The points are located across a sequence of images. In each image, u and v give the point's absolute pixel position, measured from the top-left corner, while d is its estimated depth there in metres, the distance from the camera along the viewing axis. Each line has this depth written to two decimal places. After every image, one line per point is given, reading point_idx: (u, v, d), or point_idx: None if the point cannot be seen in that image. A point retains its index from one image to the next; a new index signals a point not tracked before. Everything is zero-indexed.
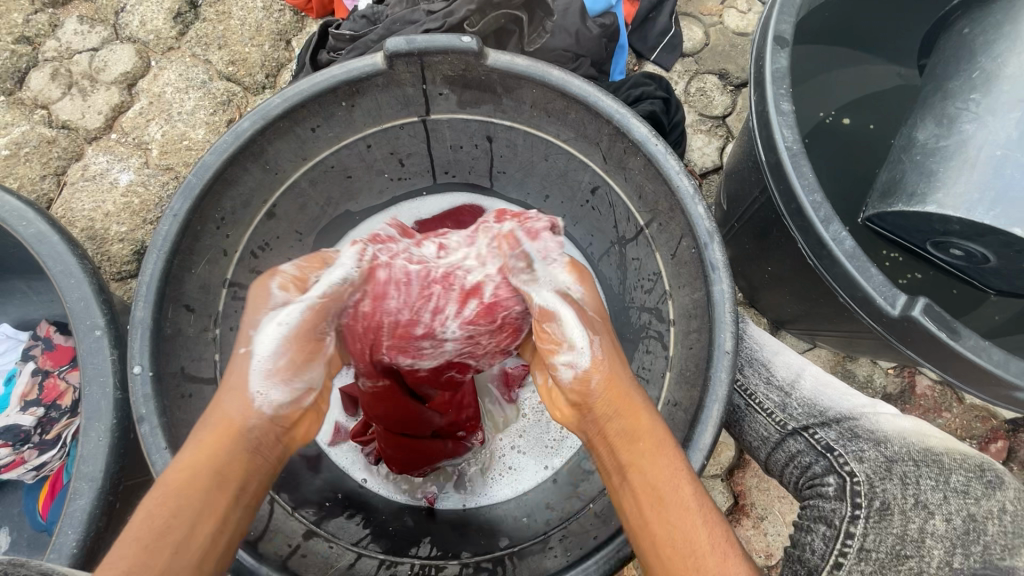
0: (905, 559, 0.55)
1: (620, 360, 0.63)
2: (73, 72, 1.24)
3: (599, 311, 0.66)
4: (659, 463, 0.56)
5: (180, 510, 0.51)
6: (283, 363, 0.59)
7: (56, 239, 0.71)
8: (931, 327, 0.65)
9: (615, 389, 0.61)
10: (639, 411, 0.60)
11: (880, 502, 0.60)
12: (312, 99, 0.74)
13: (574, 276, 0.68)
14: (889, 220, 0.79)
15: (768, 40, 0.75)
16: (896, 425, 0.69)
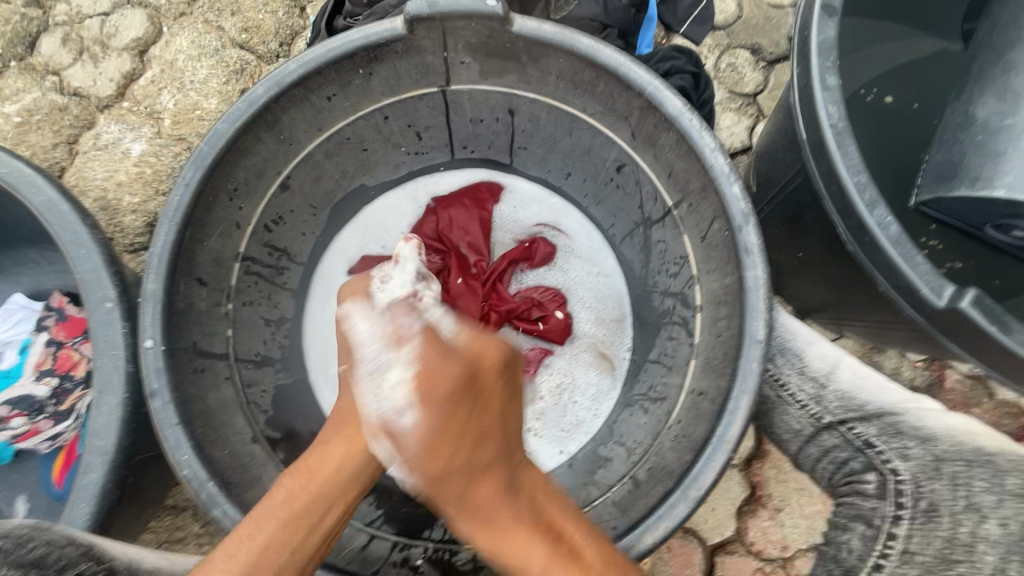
0: (955, 565, 0.50)
1: (468, 471, 0.57)
2: (84, 38, 1.21)
3: (440, 426, 0.56)
4: (523, 557, 0.56)
5: (314, 500, 0.58)
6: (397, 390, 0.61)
7: (66, 208, 0.69)
8: (981, 321, 0.61)
9: (465, 501, 0.58)
10: (488, 514, 0.57)
11: (926, 503, 0.56)
12: (329, 66, 0.71)
13: (410, 395, 0.56)
14: (948, 203, 0.74)
15: (815, 8, 0.69)
16: (943, 422, 0.64)
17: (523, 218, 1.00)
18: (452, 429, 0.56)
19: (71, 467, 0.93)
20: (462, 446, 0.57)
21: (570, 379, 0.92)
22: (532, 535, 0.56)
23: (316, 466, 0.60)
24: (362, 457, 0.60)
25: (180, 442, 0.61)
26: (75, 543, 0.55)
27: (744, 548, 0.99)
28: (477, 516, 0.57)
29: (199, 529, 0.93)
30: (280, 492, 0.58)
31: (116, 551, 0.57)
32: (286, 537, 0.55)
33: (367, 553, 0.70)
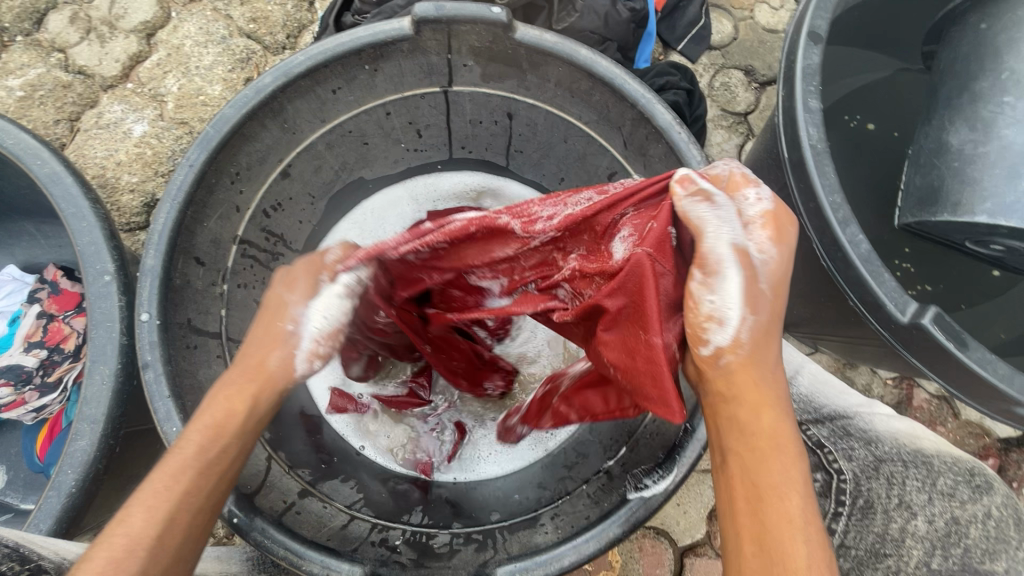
0: (884, 557, 0.57)
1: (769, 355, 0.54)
2: (92, 17, 1.23)
3: (779, 277, 0.54)
4: (774, 465, 0.49)
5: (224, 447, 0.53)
6: (328, 343, 0.60)
7: (69, 181, 0.71)
8: (939, 336, 0.64)
9: (744, 381, 0.53)
10: (760, 393, 0.53)
11: (864, 500, 0.61)
12: (335, 60, 0.73)
13: (768, 234, 0.54)
14: (930, 224, 0.78)
15: (801, 35, 0.73)
16: (888, 426, 0.72)
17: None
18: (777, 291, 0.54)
19: (54, 439, 0.94)
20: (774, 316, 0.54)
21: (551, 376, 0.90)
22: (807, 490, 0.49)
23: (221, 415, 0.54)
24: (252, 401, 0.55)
25: (170, 414, 0.62)
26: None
27: (713, 550, 1.02)
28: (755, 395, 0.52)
29: None
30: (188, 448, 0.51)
31: (44, 551, 0.54)
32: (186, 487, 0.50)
33: (347, 531, 0.69)
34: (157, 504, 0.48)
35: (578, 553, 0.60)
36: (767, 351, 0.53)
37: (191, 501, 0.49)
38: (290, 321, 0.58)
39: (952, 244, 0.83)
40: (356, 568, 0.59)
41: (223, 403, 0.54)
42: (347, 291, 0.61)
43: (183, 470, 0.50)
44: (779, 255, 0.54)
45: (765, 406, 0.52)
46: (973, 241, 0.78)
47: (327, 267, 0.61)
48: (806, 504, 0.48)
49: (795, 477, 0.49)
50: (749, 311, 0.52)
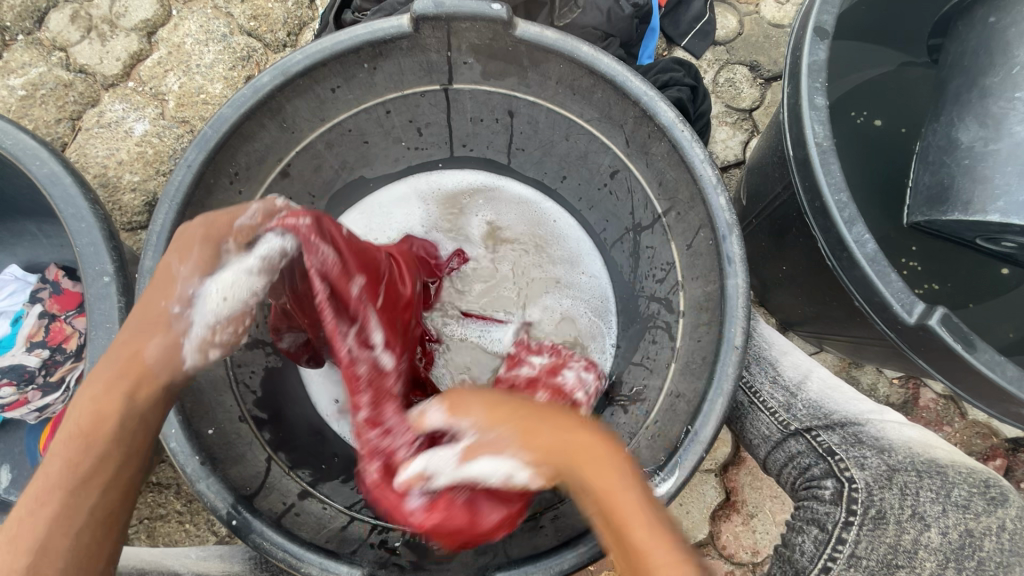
0: (896, 569, 0.57)
1: (549, 429, 0.58)
2: (93, 16, 1.22)
3: (488, 404, 0.60)
4: (615, 501, 0.52)
5: (103, 457, 0.53)
6: (221, 330, 0.62)
7: (68, 181, 0.70)
8: (947, 338, 0.63)
9: (561, 444, 0.56)
10: (589, 444, 0.56)
11: (876, 510, 0.61)
12: (334, 59, 0.72)
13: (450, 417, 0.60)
14: (941, 222, 0.76)
15: (807, 30, 0.72)
16: (900, 434, 0.70)
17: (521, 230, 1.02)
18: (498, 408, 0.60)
19: (57, 438, 0.94)
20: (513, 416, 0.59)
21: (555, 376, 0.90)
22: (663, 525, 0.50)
23: (88, 421, 0.54)
24: (124, 402, 0.55)
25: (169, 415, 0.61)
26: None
27: (716, 550, 1.02)
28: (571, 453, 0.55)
29: (180, 507, 0.98)
30: (59, 460, 0.52)
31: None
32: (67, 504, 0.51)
33: (346, 533, 0.69)
34: (39, 519, 0.50)
35: (577, 558, 0.59)
36: (550, 429, 0.58)
37: (68, 521, 0.51)
38: (178, 303, 0.59)
39: (963, 242, 0.82)
40: (355, 570, 0.59)
41: (91, 409, 0.54)
42: (262, 264, 0.62)
43: (67, 488, 0.51)
44: (469, 421, 0.59)
45: (613, 456, 0.55)
46: (984, 239, 0.77)
47: (234, 236, 0.61)
48: (639, 499, 0.52)
49: (629, 510, 0.51)
50: (506, 446, 0.57)
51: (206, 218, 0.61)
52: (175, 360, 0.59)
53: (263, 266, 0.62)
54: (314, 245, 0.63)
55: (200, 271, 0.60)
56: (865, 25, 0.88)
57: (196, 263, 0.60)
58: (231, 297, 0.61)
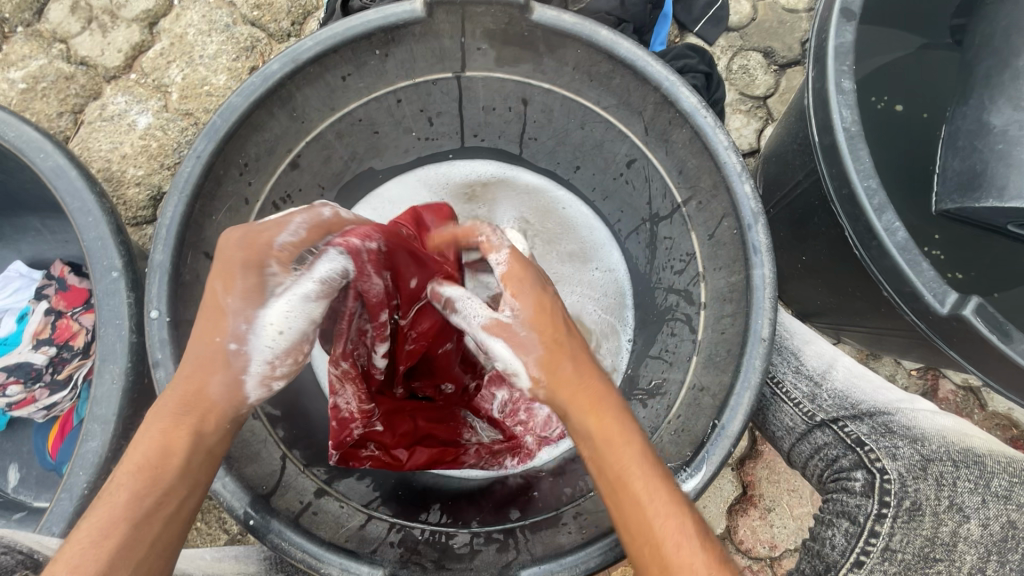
0: (934, 562, 0.56)
1: (569, 351, 0.57)
2: (93, 6, 1.20)
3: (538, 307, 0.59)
4: (623, 466, 0.51)
5: (167, 491, 0.48)
6: (285, 361, 0.56)
7: (73, 174, 0.68)
8: (982, 328, 0.61)
9: (572, 385, 0.55)
10: (593, 393, 0.55)
11: (911, 502, 0.59)
12: (345, 45, 0.70)
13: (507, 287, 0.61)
14: (972, 210, 0.74)
15: (833, 11, 0.70)
16: (933, 423, 0.68)
17: (545, 221, 1.00)
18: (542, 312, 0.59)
19: (66, 437, 0.93)
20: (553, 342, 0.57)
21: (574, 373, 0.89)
22: (677, 499, 0.50)
23: (151, 455, 0.49)
24: (190, 438, 0.51)
25: None
26: (10, 551, 0.49)
27: (733, 545, 1.00)
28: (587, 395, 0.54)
29: None
30: (122, 495, 0.47)
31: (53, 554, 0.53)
32: (124, 545, 0.45)
33: (364, 532, 0.67)
34: (102, 561, 0.44)
35: (603, 555, 0.58)
36: (570, 362, 0.56)
37: (129, 558, 0.45)
38: (233, 340, 0.53)
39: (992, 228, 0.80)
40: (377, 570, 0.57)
41: (158, 443, 0.49)
42: (319, 288, 0.57)
43: (144, 521, 0.47)
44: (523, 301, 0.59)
45: (618, 416, 0.54)
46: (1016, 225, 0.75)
47: (284, 253, 0.55)
48: (647, 465, 0.51)
49: (638, 482, 0.50)
50: (530, 349, 0.57)
51: (240, 237, 0.54)
52: (239, 395, 0.54)
53: (321, 294, 0.58)
54: (367, 271, 0.63)
55: (257, 303, 0.53)
56: (887, 7, 0.86)
57: (245, 294, 0.53)
58: (291, 328, 0.55)
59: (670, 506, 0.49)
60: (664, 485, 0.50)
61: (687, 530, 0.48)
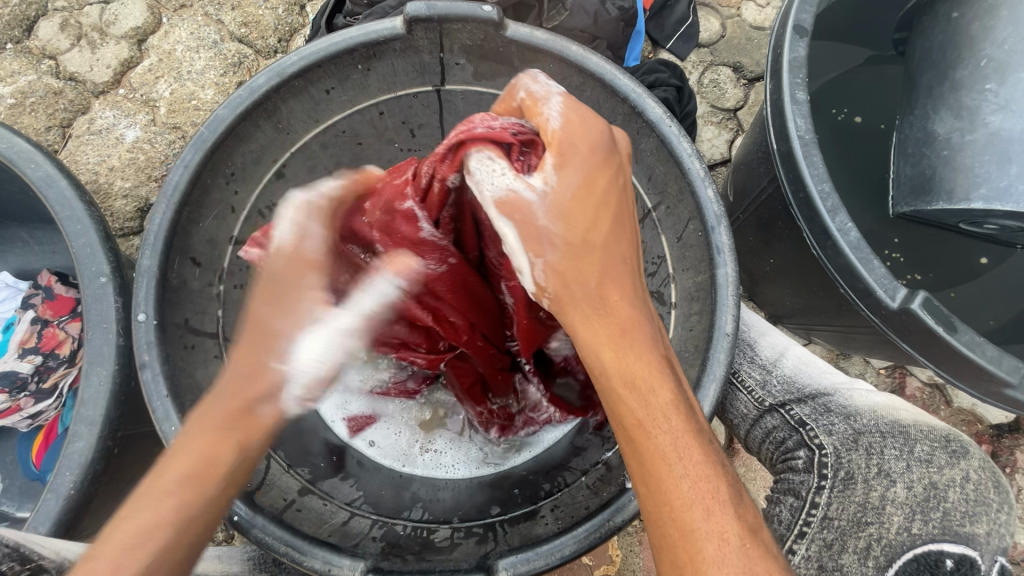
0: (865, 525, 0.61)
1: (603, 252, 0.52)
2: (82, 24, 1.23)
3: (580, 189, 0.50)
4: (634, 407, 0.49)
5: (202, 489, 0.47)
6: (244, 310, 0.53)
7: (64, 183, 0.71)
8: (929, 321, 0.65)
9: (580, 302, 0.51)
10: (624, 306, 0.52)
11: (844, 472, 0.64)
12: (328, 60, 0.74)
13: (554, 155, 0.50)
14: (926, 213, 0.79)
15: (787, 29, 0.75)
16: (869, 400, 0.72)
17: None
18: (589, 193, 0.51)
19: (49, 446, 0.94)
20: (592, 226, 0.52)
21: None
22: (691, 443, 0.49)
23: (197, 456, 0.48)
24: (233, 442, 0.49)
25: (169, 413, 0.62)
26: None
27: None
28: (610, 317, 0.51)
29: None
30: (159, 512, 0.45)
31: (44, 548, 0.53)
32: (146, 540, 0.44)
33: (347, 528, 0.69)
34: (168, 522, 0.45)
35: (578, 542, 0.60)
36: (593, 274, 0.52)
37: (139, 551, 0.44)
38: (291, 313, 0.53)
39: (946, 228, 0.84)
40: (358, 562, 0.59)
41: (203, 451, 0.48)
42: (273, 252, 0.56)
43: (186, 495, 0.46)
44: (563, 180, 0.50)
45: (655, 362, 0.51)
46: (966, 223, 0.79)
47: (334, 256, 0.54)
48: (676, 412, 0.49)
49: (658, 425, 0.49)
50: (545, 248, 0.51)
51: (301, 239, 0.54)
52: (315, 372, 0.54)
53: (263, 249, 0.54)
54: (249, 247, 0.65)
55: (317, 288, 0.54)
56: (842, 25, 0.92)
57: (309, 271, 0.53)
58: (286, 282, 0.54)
59: (700, 468, 0.48)
60: (698, 445, 0.49)
61: (721, 504, 0.47)
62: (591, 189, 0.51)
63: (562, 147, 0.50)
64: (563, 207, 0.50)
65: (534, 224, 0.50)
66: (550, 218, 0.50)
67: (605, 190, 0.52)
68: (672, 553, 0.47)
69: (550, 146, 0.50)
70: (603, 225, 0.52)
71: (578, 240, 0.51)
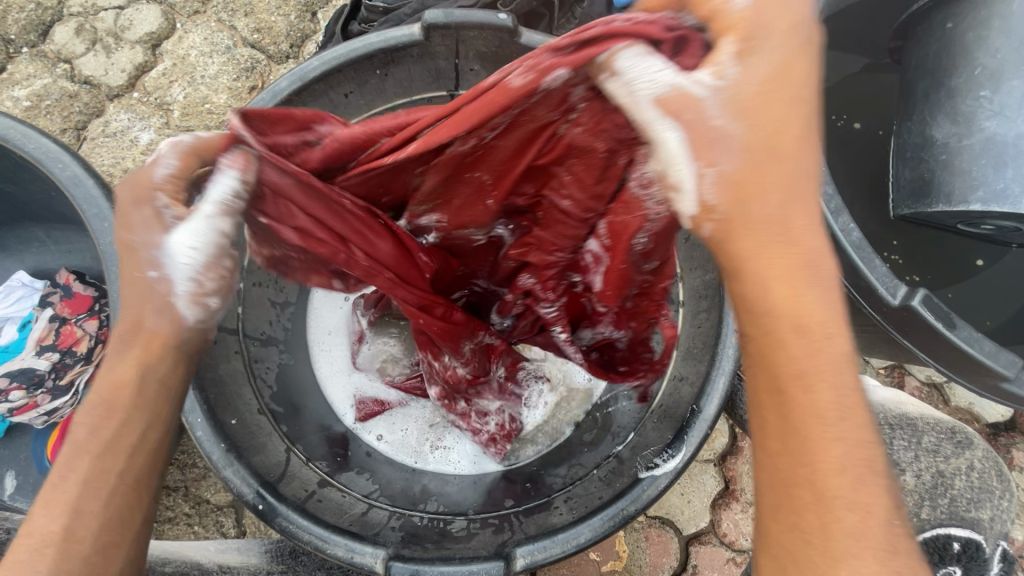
0: None
1: (789, 165, 0.42)
2: (98, 29, 1.25)
3: (769, 79, 0.41)
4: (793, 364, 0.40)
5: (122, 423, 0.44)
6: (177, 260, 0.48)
7: (90, 183, 0.73)
8: (929, 317, 0.68)
9: (757, 225, 0.41)
10: (807, 231, 0.41)
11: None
12: (349, 65, 0.76)
13: (735, 39, 0.41)
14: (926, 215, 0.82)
15: None
16: (879, 394, 0.73)
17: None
18: (776, 90, 0.41)
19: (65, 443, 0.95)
20: (777, 128, 0.41)
21: None
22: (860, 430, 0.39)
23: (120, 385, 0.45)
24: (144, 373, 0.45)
25: (195, 406, 0.64)
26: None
27: (717, 538, 1.04)
28: (787, 243, 0.40)
29: (188, 509, 0.99)
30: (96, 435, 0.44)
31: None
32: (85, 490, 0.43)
33: (367, 518, 0.71)
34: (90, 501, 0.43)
35: (593, 532, 0.63)
36: (774, 187, 0.41)
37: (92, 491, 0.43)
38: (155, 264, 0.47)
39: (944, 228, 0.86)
40: (380, 550, 0.61)
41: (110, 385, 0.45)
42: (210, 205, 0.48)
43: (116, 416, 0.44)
44: (751, 68, 0.41)
45: (826, 296, 0.40)
46: (963, 224, 0.82)
47: (167, 189, 0.47)
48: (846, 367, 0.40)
49: (824, 393, 0.39)
50: (716, 153, 0.41)
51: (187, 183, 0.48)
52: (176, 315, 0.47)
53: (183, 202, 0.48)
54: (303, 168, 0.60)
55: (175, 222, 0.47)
56: (841, 35, 0.95)
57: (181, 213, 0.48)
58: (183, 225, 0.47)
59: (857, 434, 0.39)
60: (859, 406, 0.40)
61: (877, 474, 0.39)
62: (785, 82, 0.42)
63: (750, 28, 0.41)
64: (744, 106, 0.41)
65: (706, 129, 0.41)
66: (725, 118, 0.41)
67: (798, 91, 0.42)
68: (795, 515, 0.39)
69: (733, 26, 0.41)
70: (792, 126, 0.42)
71: (761, 144, 0.41)
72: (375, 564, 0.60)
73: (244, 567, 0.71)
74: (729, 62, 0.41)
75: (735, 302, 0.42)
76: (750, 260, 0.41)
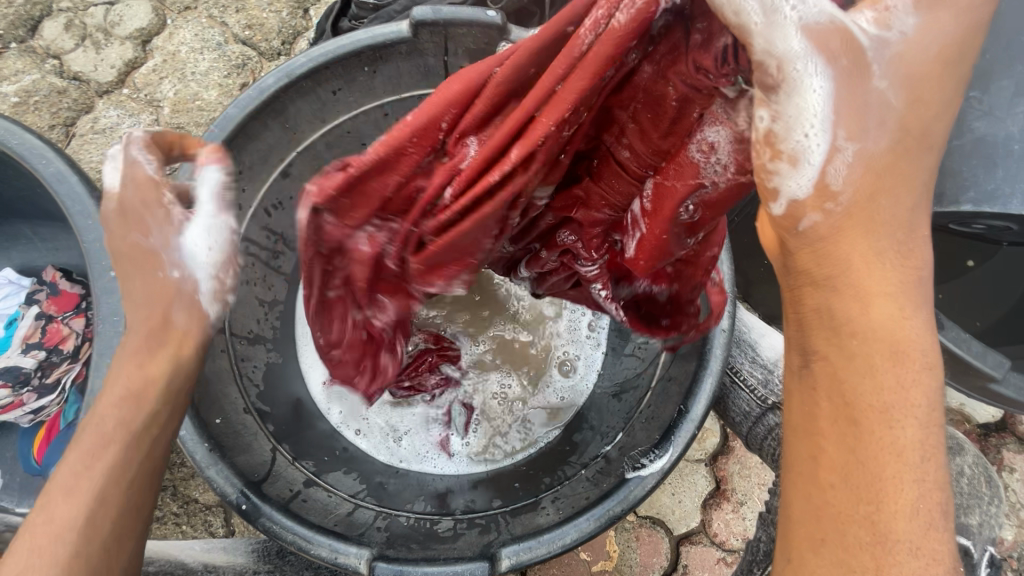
0: None
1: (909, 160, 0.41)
2: (87, 24, 1.24)
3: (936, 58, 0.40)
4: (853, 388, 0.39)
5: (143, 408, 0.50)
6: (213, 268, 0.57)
7: (74, 180, 0.72)
8: None
9: (868, 216, 0.40)
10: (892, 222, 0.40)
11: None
12: (337, 62, 0.76)
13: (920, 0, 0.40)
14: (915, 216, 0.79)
15: None
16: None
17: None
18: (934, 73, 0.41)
19: (52, 442, 0.94)
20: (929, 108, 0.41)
21: (569, 359, 0.94)
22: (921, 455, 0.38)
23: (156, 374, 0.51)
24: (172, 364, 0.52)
25: None
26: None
27: (708, 539, 1.04)
28: (892, 223, 0.40)
29: (176, 508, 0.98)
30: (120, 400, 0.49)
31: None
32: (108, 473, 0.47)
33: (352, 518, 0.71)
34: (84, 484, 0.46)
35: (580, 532, 0.62)
36: (892, 189, 0.40)
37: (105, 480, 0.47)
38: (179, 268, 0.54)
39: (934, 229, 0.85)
40: (364, 551, 0.61)
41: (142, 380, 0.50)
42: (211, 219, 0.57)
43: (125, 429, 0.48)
44: (926, 41, 0.40)
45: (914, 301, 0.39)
46: (953, 224, 0.81)
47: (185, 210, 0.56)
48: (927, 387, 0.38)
49: (880, 404, 0.38)
50: (865, 126, 0.40)
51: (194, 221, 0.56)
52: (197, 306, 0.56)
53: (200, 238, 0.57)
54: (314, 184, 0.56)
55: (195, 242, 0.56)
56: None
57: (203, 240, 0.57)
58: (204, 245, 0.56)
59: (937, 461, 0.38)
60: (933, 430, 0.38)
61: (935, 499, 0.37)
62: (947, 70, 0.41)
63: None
64: (909, 71, 0.40)
65: (852, 94, 0.39)
66: (887, 82, 0.40)
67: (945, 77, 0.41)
68: (849, 538, 0.38)
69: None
70: (941, 120, 0.42)
71: (910, 130, 0.41)
72: (359, 565, 0.60)
73: (229, 567, 0.71)
74: (900, 12, 0.40)
75: (804, 315, 0.42)
76: (827, 260, 0.40)
